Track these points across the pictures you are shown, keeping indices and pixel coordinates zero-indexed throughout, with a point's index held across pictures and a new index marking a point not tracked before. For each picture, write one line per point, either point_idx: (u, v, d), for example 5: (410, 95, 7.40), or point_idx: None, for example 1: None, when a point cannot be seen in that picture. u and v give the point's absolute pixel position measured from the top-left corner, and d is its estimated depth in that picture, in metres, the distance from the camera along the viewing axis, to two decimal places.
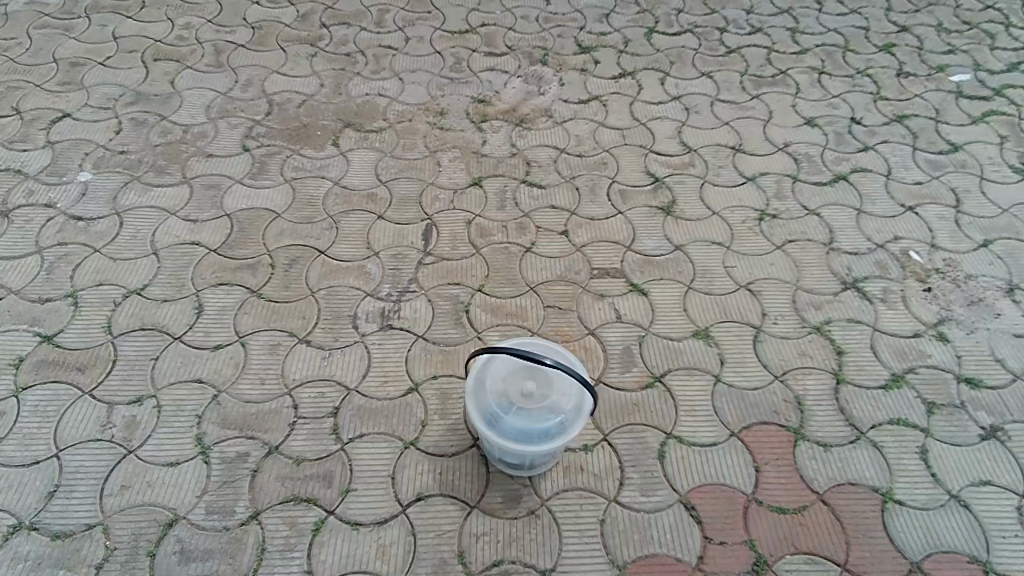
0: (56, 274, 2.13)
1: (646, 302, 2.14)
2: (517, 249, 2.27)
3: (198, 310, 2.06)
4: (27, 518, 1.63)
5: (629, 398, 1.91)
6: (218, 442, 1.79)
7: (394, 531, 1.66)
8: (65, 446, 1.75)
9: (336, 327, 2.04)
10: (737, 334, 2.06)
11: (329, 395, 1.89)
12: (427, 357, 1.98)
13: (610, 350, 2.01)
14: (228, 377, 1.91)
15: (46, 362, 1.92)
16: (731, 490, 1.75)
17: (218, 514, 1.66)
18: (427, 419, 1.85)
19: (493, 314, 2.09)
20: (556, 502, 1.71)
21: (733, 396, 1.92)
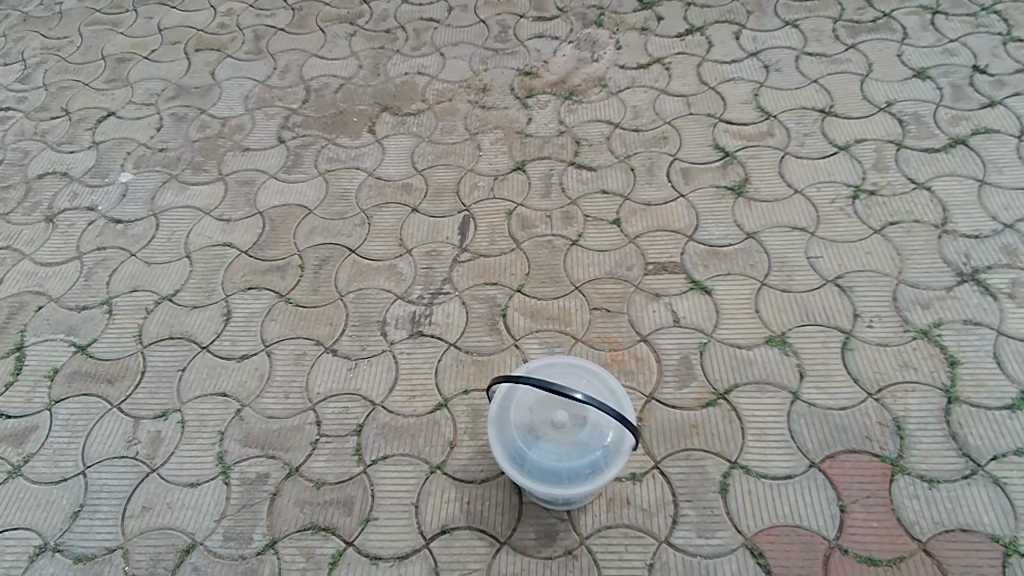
0: (94, 281, 2.11)
1: (710, 303, 1.87)
2: (561, 242, 2.03)
3: (226, 317, 1.97)
4: (53, 539, 1.60)
5: (686, 418, 1.67)
6: (239, 462, 1.70)
7: (415, 568, 1.51)
8: (91, 463, 1.72)
9: (364, 334, 1.90)
10: (821, 340, 1.77)
11: (354, 410, 1.75)
12: (458, 368, 1.80)
13: (665, 361, 1.77)
14: (252, 389, 1.82)
15: (80, 373, 1.90)
16: (808, 534, 1.50)
17: (234, 541, 1.57)
18: (456, 439, 1.68)
19: (533, 318, 1.88)
20: (597, 541, 1.52)
21: (814, 417, 1.65)
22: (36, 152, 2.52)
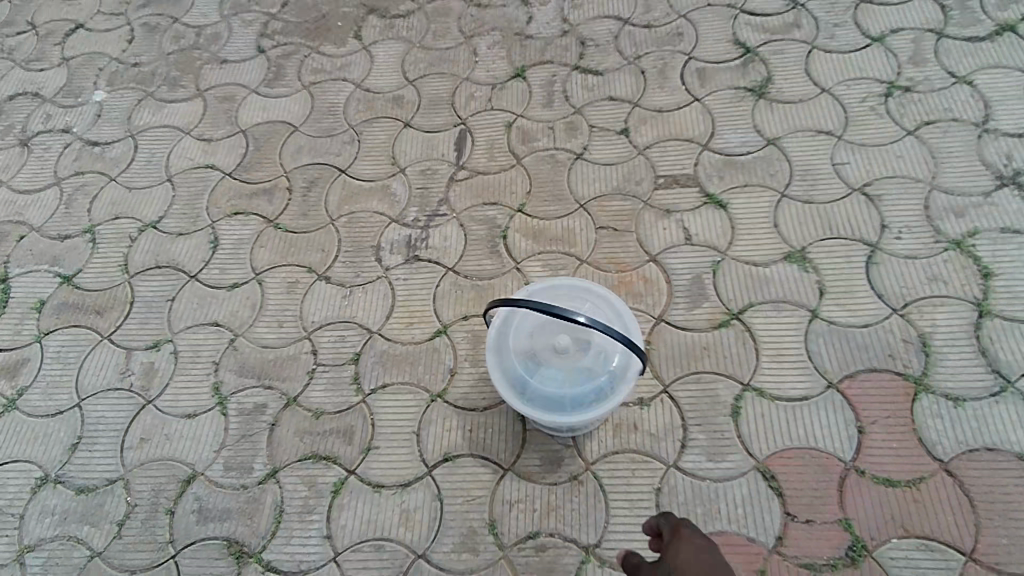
0: (75, 209, 2.01)
1: (724, 218, 1.75)
2: (565, 156, 1.89)
3: (214, 244, 1.89)
4: (54, 471, 1.57)
5: (697, 340, 1.60)
6: (235, 392, 1.65)
7: (419, 496, 1.49)
8: (86, 395, 1.67)
9: (358, 259, 1.80)
10: (845, 254, 1.66)
11: (351, 339, 1.69)
12: (458, 294, 1.72)
13: (676, 282, 1.68)
14: (245, 320, 1.75)
15: (68, 305, 1.83)
16: (823, 456, 1.45)
17: (235, 472, 1.54)
18: (457, 367, 1.62)
19: (535, 239, 1.77)
20: (604, 466, 1.49)
21: (834, 336, 1.57)
22: (4, 72, 2.35)
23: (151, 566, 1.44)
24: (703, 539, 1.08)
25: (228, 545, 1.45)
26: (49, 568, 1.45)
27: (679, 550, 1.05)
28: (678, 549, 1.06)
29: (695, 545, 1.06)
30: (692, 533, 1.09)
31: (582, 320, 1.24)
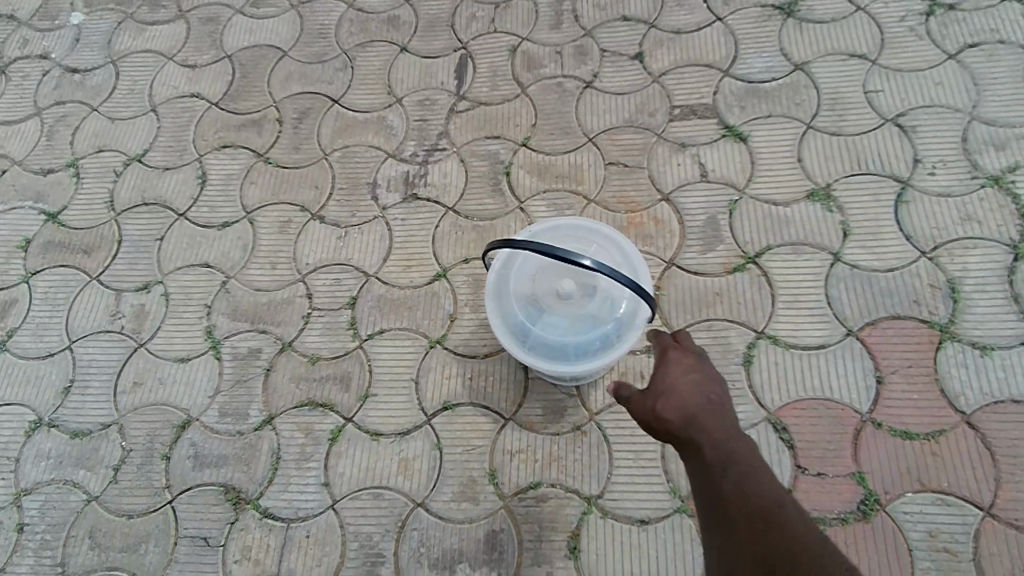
0: (56, 141, 1.91)
1: (744, 153, 1.62)
2: (573, 84, 1.75)
3: (202, 180, 1.79)
4: (47, 415, 1.54)
5: (710, 285, 1.51)
6: (229, 336, 1.60)
7: (418, 444, 1.45)
8: (77, 338, 1.63)
9: (353, 197, 1.71)
10: (873, 192, 1.54)
11: (346, 282, 1.62)
12: (458, 235, 1.63)
13: (689, 223, 1.57)
14: (237, 261, 1.68)
15: (54, 244, 1.76)
16: (839, 408, 1.38)
17: (230, 417, 1.50)
18: (456, 312, 1.55)
19: (540, 176, 1.66)
20: (609, 416, 1.43)
21: (856, 282, 1.48)
22: None
23: (149, 511, 1.42)
24: (690, 359, 1.08)
25: (225, 491, 1.43)
26: (48, 511, 1.45)
27: (670, 373, 1.05)
28: (668, 372, 1.05)
29: (685, 368, 1.05)
30: (680, 354, 1.08)
31: (588, 265, 1.15)
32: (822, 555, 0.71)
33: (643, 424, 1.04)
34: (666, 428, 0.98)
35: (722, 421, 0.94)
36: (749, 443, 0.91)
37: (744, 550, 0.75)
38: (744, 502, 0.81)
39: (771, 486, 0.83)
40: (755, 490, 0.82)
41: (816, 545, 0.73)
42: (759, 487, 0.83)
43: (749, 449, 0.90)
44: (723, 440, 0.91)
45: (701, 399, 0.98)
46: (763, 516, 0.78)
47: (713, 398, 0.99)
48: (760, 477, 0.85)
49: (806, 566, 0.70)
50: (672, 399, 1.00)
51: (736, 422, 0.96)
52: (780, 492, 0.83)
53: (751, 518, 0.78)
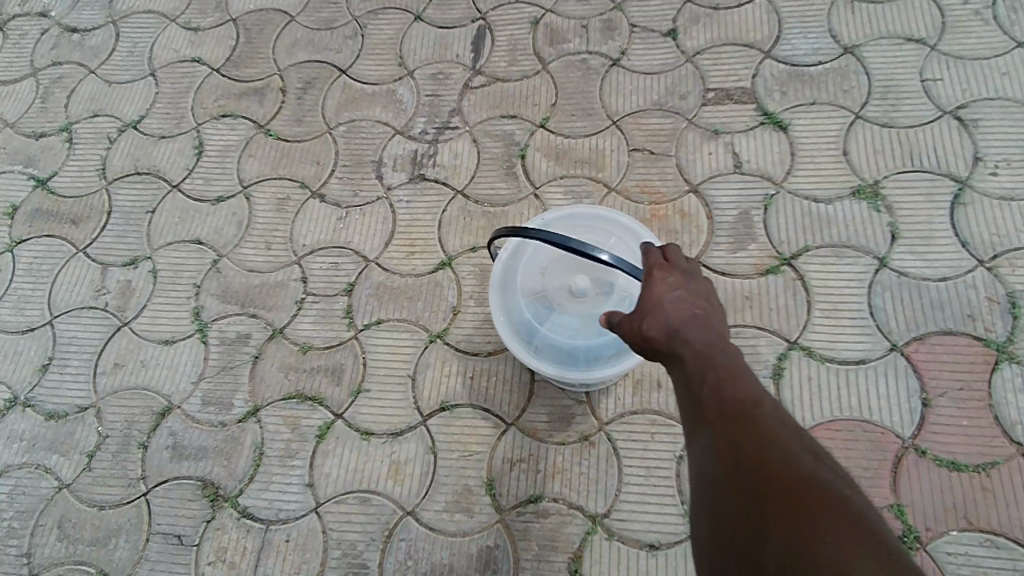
0: (51, 104, 1.81)
1: (783, 142, 1.47)
2: (599, 62, 1.61)
3: (198, 151, 1.68)
4: (23, 393, 1.46)
5: (739, 288, 1.37)
6: (217, 319, 1.49)
7: (410, 447, 1.33)
8: (58, 313, 1.53)
9: (356, 175, 1.59)
10: (926, 191, 1.39)
11: (344, 267, 1.50)
12: (466, 221, 1.50)
13: (719, 218, 1.43)
14: (229, 239, 1.57)
15: (42, 211, 1.67)
16: (878, 432, 1.24)
17: (213, 407, 1.40)
18: (460, 305, 1.43)
19: (558, 160, 1.53)
20: (619, 428, 1.31)
21: (902, 291, 1.33)
22: None
23: (122, 503, 1.33)
24: (674, 270, 0.97)
25: (203, 486, 1.33)
26: (17, 496, 1.36)
27: (651, 292, 0.94)
28: (652, 291, 0.94)
29: (671, 284, 0.94)
30: (665, 269, 0.96)
31: (604, 258, 1.01)
32: (800, 459, 0.66)
33: (630, 345, 0.95)
34: (653, 352, 0.90)
35: (708, 336, 0.85)
36: (735, 351, 0.83)
37: (721, 463, 0.70)
38: (722, 416, 0.74)
39: (753, 394, 0.76)
40: (735, 399, 0.75)
41: (797, 452, 0.67)
42: (738, 395, 0.76)
43: (734, 357, 0.83)
44: (705, 350, 0.83)
45: (688, 316, 0.88)
46: (737, 420, 0.72)
47: (699, 308, 0.90)
48: (742, 385, 0.77)
49: (779, 472, 0.64)
50: (657, 318, 0.91)
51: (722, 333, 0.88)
52: (762, 398, 0.76)
53: (725, 423, 0.73)
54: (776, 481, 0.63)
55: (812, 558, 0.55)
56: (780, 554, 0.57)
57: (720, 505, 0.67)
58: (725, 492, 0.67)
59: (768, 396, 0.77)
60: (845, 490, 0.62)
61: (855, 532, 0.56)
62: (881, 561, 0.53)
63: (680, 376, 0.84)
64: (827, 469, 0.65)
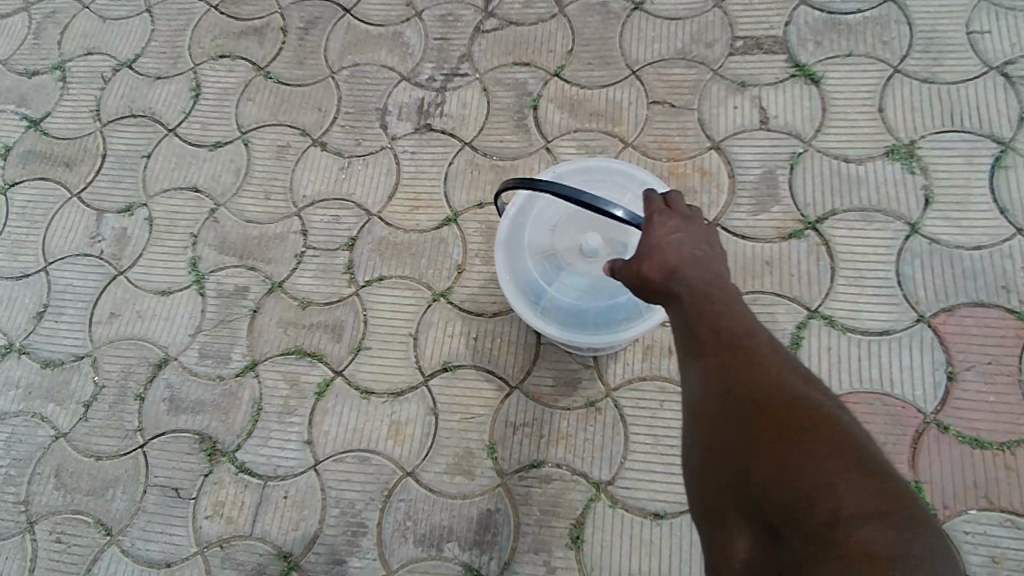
0: (43, 40, 1.72)
1: (815, 97, 1.39)
2: (620, 7, 1.51)
3: (195, 94, 1.60)
4: (18, 341, 1.43)
5: (759, 252, 1.30)
6: (214, 271, 1.44)
7: (411, 407, 1.30)
8: (53, 259, 1.49)
9: (360, 124, 1.51)
10: (966, 153, 1.31)
11: (346, 220, 1.44)
12: (474, 175, 1.43)
13: (741, 179, 1.35)
14: (228, 187, 1.51)
15: (35, 153, 1.61)
16: (897, 406, 1.19)
17: (211, 360, 1.37)
18: (465, 263, 1.38)
19: (572, 112, 1.44)
20: (627, 394, 1.27)
21: (933, 259, 1.26)
22: None
23: (119, 454, 1.31)
24: (673, 216, 0.93)
25: (200, 440, 1.31)
26: (14, 444, 1.35)
27: (651, 237, 0.91)
28: (651, 237, 0.91)
29: (670, 230, 0.91)
30: (665, 216, 0.93)
31: (620, 216, 0.95)
32: (790, 382, 0.67)
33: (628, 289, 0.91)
34: (650, 294, 0.87)
35: (707, 276, 0.83)
36: (731, 287, 0.82)
37: (711, 391, 0.70)
38: (717, 348, 0.74)
39: (747, 323, 0.76)
40: (730, 328, 0.74)
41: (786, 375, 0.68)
42: (733, 324, 0.75)
43: (730, 294, 0.81)
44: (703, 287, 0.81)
45: (690, 260, 0.85)
46: (732, 349, 0.72)
47: (698, 250, 0.87)
48: (736, 314, 0.77)
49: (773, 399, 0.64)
50: (655, 261, 0.87)
51: (721, 272, 0.85)
52: (755, 329, 0.76)
53: (720, 351, 0.73)
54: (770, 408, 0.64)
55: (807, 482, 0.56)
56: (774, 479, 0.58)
57: (708, 428, 0.68)
58: (713, 417, 0.68)
59: (761, 326, 0.77)
60: (833, 408, 0.63)
61: (839, 449, 0.58)
62: (862, 477, 0.55)
63: (675, 314, 0.82)
64: (815, 393, 0.66)
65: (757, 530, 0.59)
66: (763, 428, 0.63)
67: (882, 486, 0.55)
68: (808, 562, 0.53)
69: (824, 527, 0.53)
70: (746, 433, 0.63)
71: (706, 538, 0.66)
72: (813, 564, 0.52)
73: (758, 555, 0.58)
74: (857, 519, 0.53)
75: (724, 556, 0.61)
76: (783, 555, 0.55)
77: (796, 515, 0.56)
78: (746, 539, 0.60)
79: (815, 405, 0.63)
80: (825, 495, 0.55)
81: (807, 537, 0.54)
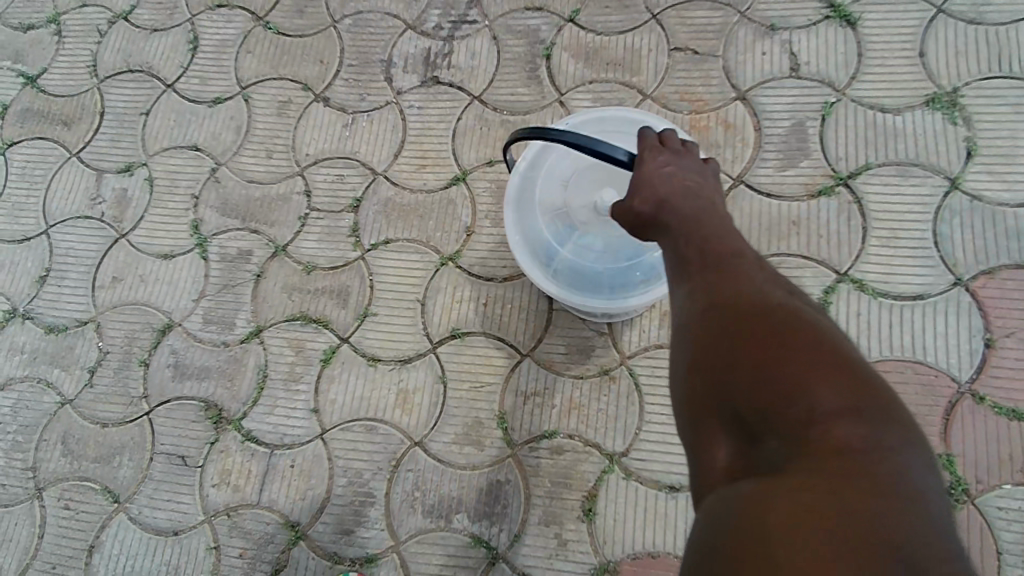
0: None
1: (850, 40, 1.27)
2: None
3: (193, 46, 1.53)
4: (21, 305, 1.41)
5: (788, 212, 1.21)
6: (217, 234, 1.40)
7: (419, 375, 1.26)
8: (54, 222, 1.46)
9: (363, 76, 1.43)
10: (1015, 102, 1.20)
11: (350, 180, 1.37)
12: (483, 131, 1.35)
13: (770, 132, 1.25)
14: (229, 146, 1.45)
15: (32, 111, 1.55)
16: (930, 375, 1.11)
17: (215, 326, 1.33)
18: (474, 225, 1.31)
19: (588, 61, 1.35)
20: (643, 362, 1.21)
21: (975, 217, 1.16)
22: None
23: (125, 421, 1.30)
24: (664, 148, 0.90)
25: (206, 407, 1.29)
26: (21, 409, 1.34)
27: (642, 170, 0.88)
28: (643, 170, 0.88)
29: (661, 163, 0.88)
30: (656, 150, 0.89)
31: (622, 159, 0.91)
32: (772, 296, 0.65)
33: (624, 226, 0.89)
34: (641, 230, 0.86)
35: (698, 205, 0.81)
36: (722, 216, 0.80)
37: (694, 306, 0.69)
38: (703, 267, 0.72)
39: (733, 246, 0.74)
40: (716, 252, 0.73)
41: (770, 290, 0.66)
42: (719, 249, 0.74)
43: (721, 222, 0.79)
44: (693, 217, 0.79)
45: (680, 190, 0.83)
46: (717, 271, 0.71)
47: (690, 182, 0.84)
48: (723, 239, 0.75)
49: (752, 310, 0.63)
50: (646, 193, 0.85)
51: (713, 200, 0.83)
52: (744, 251, 0.74)
53: (705, 273, 0.71)
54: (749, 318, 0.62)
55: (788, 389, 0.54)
56: (754, 390, 0.56)
57: (692, 343, 0.66)
58: (697, 332, 0.65)
59: (750, 249, 0.75)
60: (811, 318, 0.62)
61: (819, 353, 0.56)
62: (843, 378, 0.54)
63: (664, 245, 0.80)
64: (794, 303, 0.65)
65: (740, 437, 0.57)
66: (745, 337, 0.60)
67: (861, 386, 0.54)
68: (788, 461, 0.51)
69: (803, 427, 0.52)
70: (729, 343, 0.61)
71: (690, 452, 0.63)
72: (793, 462, 0.51)
73: (740, 461, 0.56)
74: (836, 416, 0.52)
75: (707, 466, 0.59)
76: (763, 458, 0.54)
77: (771, 419, 0.54)
78: (729, 447, 0.58)
79: (797, 316, 0.62)
80: (805, 396, 0.53)
81: (787, 436, 0.53)
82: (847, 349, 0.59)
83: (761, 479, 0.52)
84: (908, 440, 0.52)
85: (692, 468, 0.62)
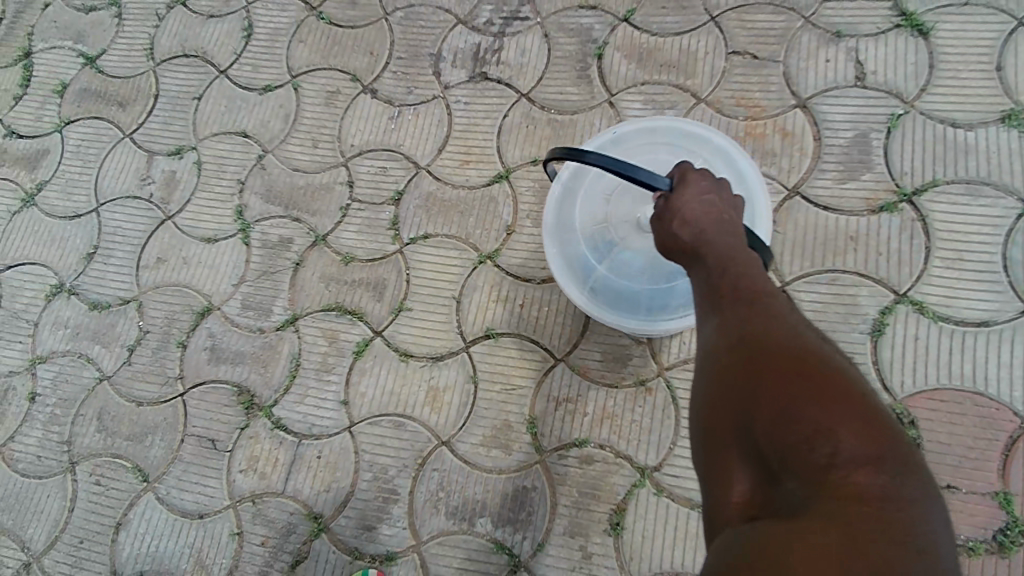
0: None
1: (922, 50, 1.20)
2: None
3: (247, 34, 1.54)
4: (68, 281, 1.44)
5: (845, 227, 1.15)
6: (259, 220, 1.40)
7: (450, 374, 1.24)
8: (104, 201, 1.49)
9: (412, 70, 1.42)
10: None
11: (393, 172, 1.37)
12: (529, 129, 1.33)
13: (830, 143, 1.20)
14: (276, 133, 1.45)
15: (90, 92, 1.59)
16: (990, 408, 1.04)
17: (253, 312, 1.34)
18: (515, 224, 1.29)
19: (641, 62, 1.31)
20: (681, 375, 1.17)
21: None
22: None
23: (160, 401, 1.32)
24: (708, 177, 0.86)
25: (239, 392, 1.29)
26: (62, 383, 1.37)
27: (682, 194, 0.84)
28: (683, 193, 0.84)
29: (703, 188, 0.84)
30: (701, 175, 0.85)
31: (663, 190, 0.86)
32: (803, 336, 0.62)
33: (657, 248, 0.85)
34: (672, 254, 0.82)
35: (732, 241, 0.77)
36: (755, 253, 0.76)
37: (721, 336, 0.65)
38: (735, 299, 0.68)
39: (764, 284, 0.71)
40: (750, 287, 0.70)
41: (802, 332, 0.63)
42: (751, 284, 0.70)
43: (753, 259, 0.75)
44: (730, 250, 0.75)
45: (715, 221, 0.79)
46: (748, 303, 0.67)
47: (728, 215, 0.80)
48: (753, 275, 0.72)
49: (781, 348, 0.59)
50: (682, 217, 0.81)
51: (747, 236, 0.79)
52: (776, 290, 0.70)
53: (735, 305, 0.68)
54: (777, 355, 0.58)
55: (811, 430, 0.51)
56: (778, 429, 0.53)
57: (715, 372, 0.63)
58: (722, 365, 0.62)
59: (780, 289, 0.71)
60: (842, 366, 0.59)
61: (850, 400, 0.53)
62: (869, 427, 0.51)
63: (696, 274, 0.76)
64: (824, 348, 0.61)
65: (759, 471, 0.54)
66: (771, 373, 0.57)
67: (888, 437, 0.52)
68: (805, 503, 0.49)
69: (825, 470, 0.49)
70: (752, 379, 0.58)
71: (703, 480, 0.60)
72: (813, 504, 0.48)
73: (760, 496, 0.54)
74: (858, 464, 0.49)
75: (720, 498, 0.56)
76: (781, 499, 0.51)
77: (790, 461, 0.51)
78: (748, 479, 0.55)
79: (828, 360, 0.58)
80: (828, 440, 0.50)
81: (806, 477, 0.50)
82: (876, 399, 0.57)
83: (778, 519, 0.49)
84: (928, 494, 0.50)
85: (704, 493, 0.60)
